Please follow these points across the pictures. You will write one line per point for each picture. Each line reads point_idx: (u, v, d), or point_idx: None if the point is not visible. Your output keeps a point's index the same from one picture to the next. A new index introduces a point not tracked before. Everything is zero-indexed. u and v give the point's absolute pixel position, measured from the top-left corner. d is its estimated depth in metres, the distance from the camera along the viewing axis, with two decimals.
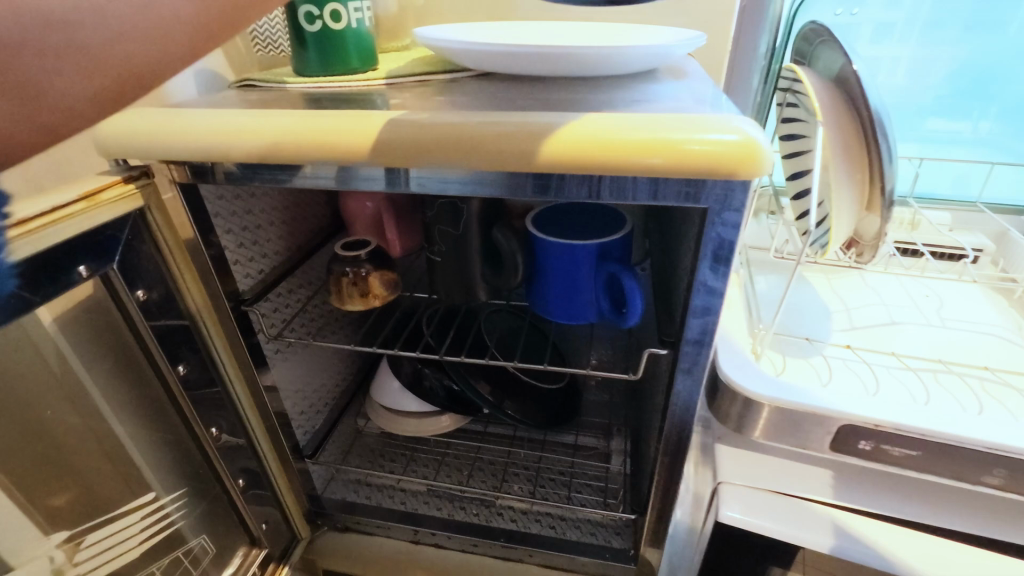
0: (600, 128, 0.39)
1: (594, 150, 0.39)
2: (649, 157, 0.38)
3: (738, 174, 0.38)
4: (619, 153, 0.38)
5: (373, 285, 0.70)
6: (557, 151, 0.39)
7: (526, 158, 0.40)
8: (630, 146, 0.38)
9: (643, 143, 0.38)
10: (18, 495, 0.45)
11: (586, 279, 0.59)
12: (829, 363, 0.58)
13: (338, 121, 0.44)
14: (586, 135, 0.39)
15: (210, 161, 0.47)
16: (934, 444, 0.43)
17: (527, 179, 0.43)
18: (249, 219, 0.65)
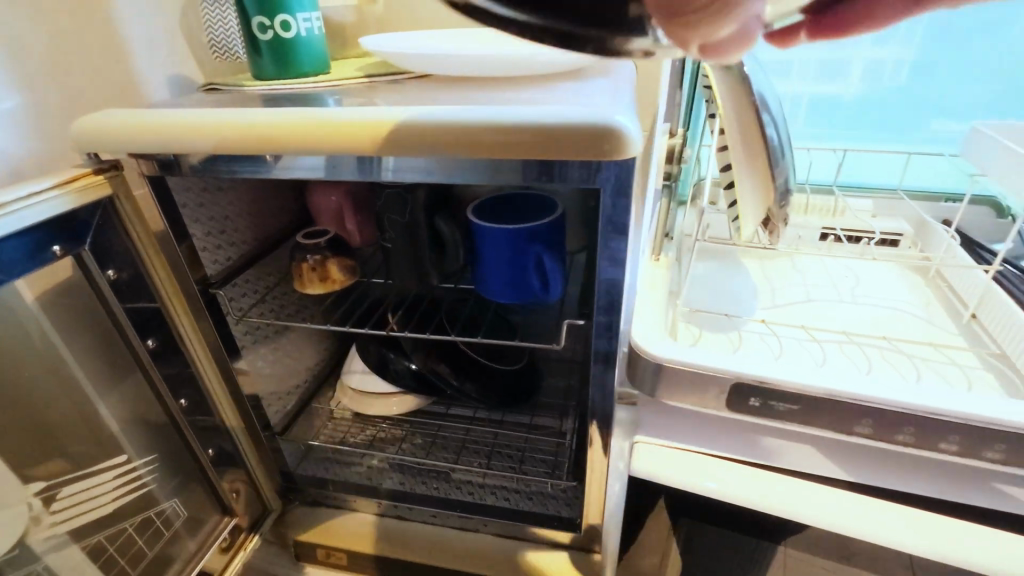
0: (493, 119, 0.45)
1: (502, 142, 0.45)
2: (546, 147, 0.44)
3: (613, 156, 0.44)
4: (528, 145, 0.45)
5: (332, 271, 0.74)
6: (475, 144, 0.46)
7: (453, 152, 0.46)
8: (541, 139, 0.44)
9: (542, 135, 0.44)
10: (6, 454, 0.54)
11: (529, 266, 0.65)
12: (744, 335, 0.65)
13: (287, 119, 0.51)
14: (495, 126, 0.45)
15: (170, 152, 0.54)
16: (810, 398, 0.50)
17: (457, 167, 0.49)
18: (215, 210, 0.70)
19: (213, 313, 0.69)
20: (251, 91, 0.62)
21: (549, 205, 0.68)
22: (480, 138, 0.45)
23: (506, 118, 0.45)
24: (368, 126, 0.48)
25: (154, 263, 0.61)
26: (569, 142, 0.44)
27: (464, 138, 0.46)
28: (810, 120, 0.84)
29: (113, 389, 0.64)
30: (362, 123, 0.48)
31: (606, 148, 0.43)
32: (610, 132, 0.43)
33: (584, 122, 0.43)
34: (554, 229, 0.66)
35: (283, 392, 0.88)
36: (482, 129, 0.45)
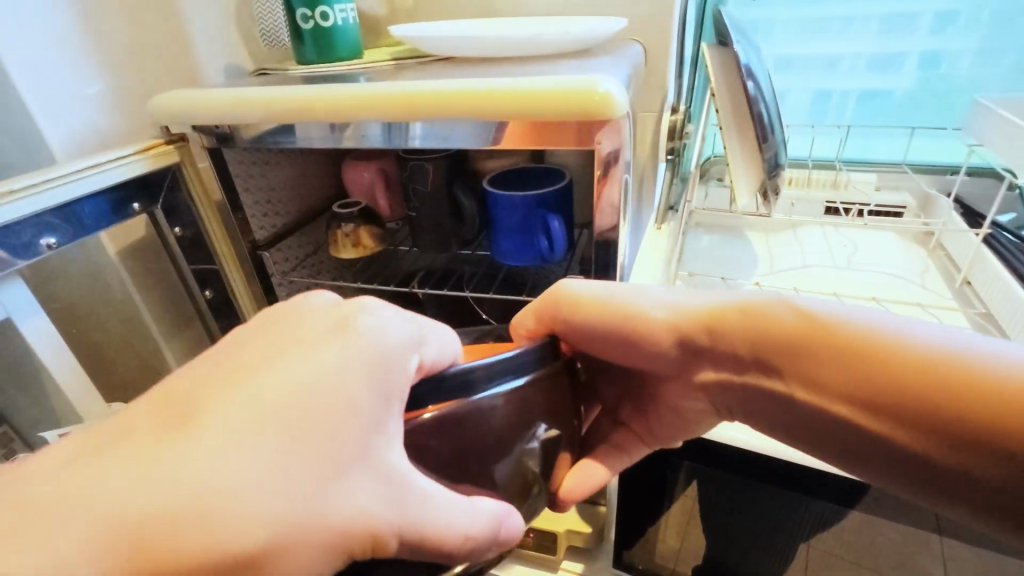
0: (498, 90, 0.52)
1: (507, 108, 0.52)
2: (543, 111, 0.51)
3: (598, 118, 0.50)
4: (528, 109, 0.51)
5: (362, 237, 0.83)
6: (485, 110, 0.53)
7: (461, 116, 0.54)
8: (537, 104, 0.51)
9: (540, 101, 0.51)
10: (93, 372, 0.68)
11: (538, 229, 0.72)
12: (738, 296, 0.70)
13: (324, 94, 0.59)
14: (503, 99, 0.52)
15: (226, 124, 0.63)
16: None
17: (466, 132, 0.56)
18: (265, 184, 0.80)
19: (262, 273, 0.77)
20: (295, 73, 0.72)
21: (559, 178, 0.75)
22: (487, 105, 0.52)
23: (509, 89, 0.52)
24: (397, 99, 0.56)
25: (214, 229, 0.71)
26: (563, 107, 0.50)
27: (473, 107, 0.53)
28: (802, 115, 0.86)
29: (177, 337, 0.78)
30: (390, 96, 0.56)
31: (595, 111, 0.49)
32: (597, 97, 0.49)
33: (577, 90, 0.49)
34: (561, 197, 0.72)
35: None
36: (488, 95, 0.52)
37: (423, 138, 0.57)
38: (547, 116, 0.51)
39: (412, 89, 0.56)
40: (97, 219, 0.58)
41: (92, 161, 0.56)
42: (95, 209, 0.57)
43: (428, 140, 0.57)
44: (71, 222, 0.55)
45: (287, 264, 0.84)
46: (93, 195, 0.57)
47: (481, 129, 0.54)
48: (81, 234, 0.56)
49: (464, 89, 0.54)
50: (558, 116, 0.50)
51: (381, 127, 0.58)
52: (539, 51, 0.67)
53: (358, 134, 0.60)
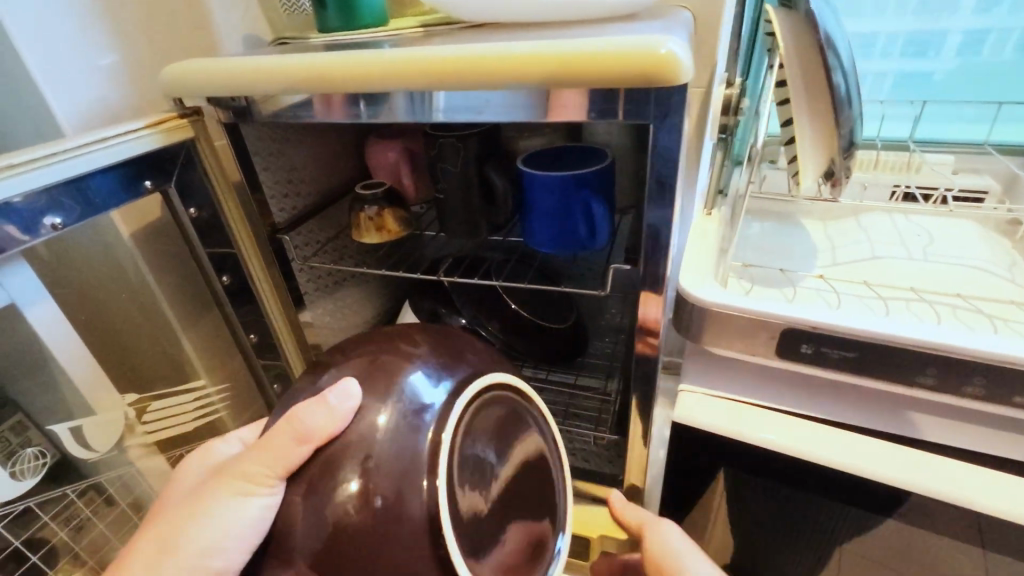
0: (543, 51, 0.45)
1: (549, 72, 0.45)
2: (591, 75, 0.44)
3: (657, 83, 0.43)
4: (575, 71, 0.44)
5: (387, 221, 0.78)
6: (528, 74, 0.46)
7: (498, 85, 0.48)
8: (586, 66, 0.44)
9: (586, 62, 0.44)
10: (108, 360, 0.65)
11: (577, 212, 0.66)
12: (801, 289, 0.63)
13: (344, 60, 0.54)
14: (546, 63, 0.45)
15: (242, 96, 0.59)
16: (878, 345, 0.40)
17: (498, 102, 0.49)
18: (285, 162, 0.75)
19: (280, 256, 0.73)
20: (316, 42, 0.67)
21: (601, 156, 0.68)
22: (528, 67, 0.46)
23: (554, 52, 0.45)
24: (426, 65, 0.50)
25: (229, 207, 0.67)
26: (616, 69, 0.43)
27: (513, 74, 0.46)
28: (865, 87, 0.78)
29: (194, 323, 0.74)
30: (420, 61, 0.50)
31: (652, 74, 0.42)
32: (656, 57, 0.42)
33: (634, 50, 0.43)
34: (603, 178, 0.66)
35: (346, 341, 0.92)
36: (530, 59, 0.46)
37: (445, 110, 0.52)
38: (598, 81, 0.44)
39: (442, 53, 0.50)
40: (108, 195, 0.54)
41: (101, 133, 0.52)
42: (105, 185, 0.53)
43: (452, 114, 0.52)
44: (81, 201, 0.51)
45: (308, 248, 0.79)
46: (103, 170, 0.53)
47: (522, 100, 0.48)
48: (92, 214, 0.53)
49: (505, 51, 0.47)
50: (609, 79, 0.44)
51: (410, 98, 0.53)
52: (583, 14, 0.60)
53: (391, 110, 0.55)
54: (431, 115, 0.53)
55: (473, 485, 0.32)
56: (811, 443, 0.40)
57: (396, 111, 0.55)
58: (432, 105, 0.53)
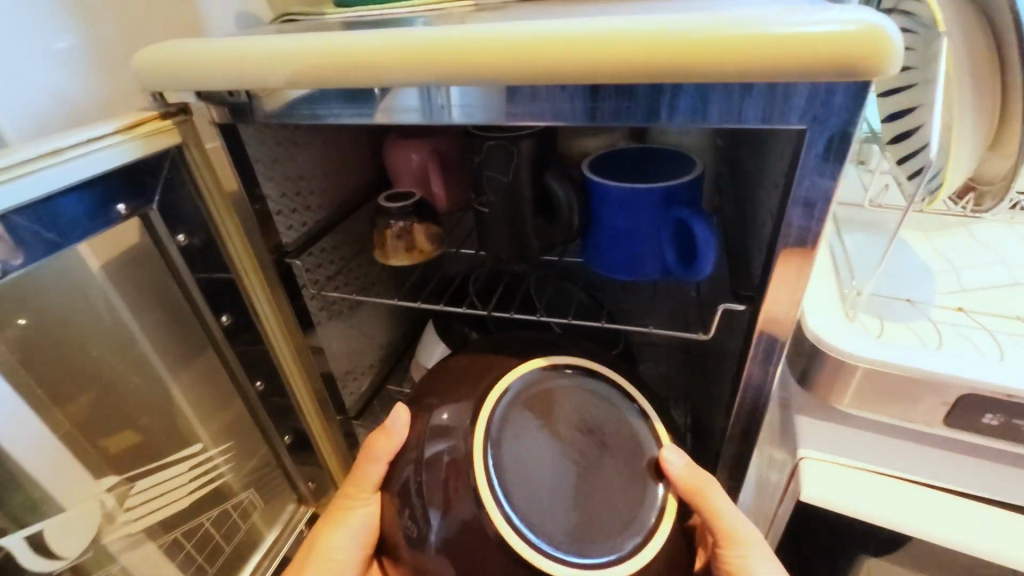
0: (659, 33, 0.35)
1: (651, 62, 0.35)
2: (754, 64, 0.34)
3: (856, 69, 0.32)
4: (735, 62, 0.34)
5: (418, 239, 0.65)
6: (615, 66, 0.36)
7: (598, 77, 0.37)
8: (716, 50, 0.34)
9: (760, 49, 0.33)
10: (81, 425, 0.52)
11: (664, 232, 0.53)
12: (941, 326, 0.52)
13: (385, 44, 0.41)
14: (646, 47, 0.35)
15: (241, 90, 0.47)
16: None
17: (606, 95, 0.40)
18: (291, 169, 0.61)
19: (288, 284, 0.61)
20: (333, 19, 0.53)
21: (688, 162, 0.55)
22: (624, 58, 0.36)
23: (631, 30, 0.36)
24: (483, 48, 0.38)
25: (226, 231, 0.53)
26: (810, 58, 0.33)
27: (593, 64, 0.36)
28: None
29: (184, 368, 0.60)
30: (482, 41, 0.38)
31: (855, 65, 0.32)
32: (869, 42, 0.32)
33: (832, 30, 0.32)
34: (696, 189, 0.53)
35: (362, 372, 0.79)
36: (552, 42, 0.37)
37: (459, 107, 0.43)
38: (750, 72, 0.34)
39: (488, 32, 0.39)
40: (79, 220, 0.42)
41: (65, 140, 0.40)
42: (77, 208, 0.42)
43: (470, 112, 0.43)
44: (45, 226, 0.40)
45: (321, 272, 0.66)
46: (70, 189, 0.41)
47: (570, 95, 0.40)
48: (57, 243, 0.41)
49: (597, 32, 0.36)
50: (776, 73, 0.34)
51: (418, 93, 0.44)
52: None
53: (392, 105, 0.45)
54: (442, 114, 0.44)
55: (544, 481, 0.43)
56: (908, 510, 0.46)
57: (395, 108, 0.45)
58: (446, 101, 0.43)
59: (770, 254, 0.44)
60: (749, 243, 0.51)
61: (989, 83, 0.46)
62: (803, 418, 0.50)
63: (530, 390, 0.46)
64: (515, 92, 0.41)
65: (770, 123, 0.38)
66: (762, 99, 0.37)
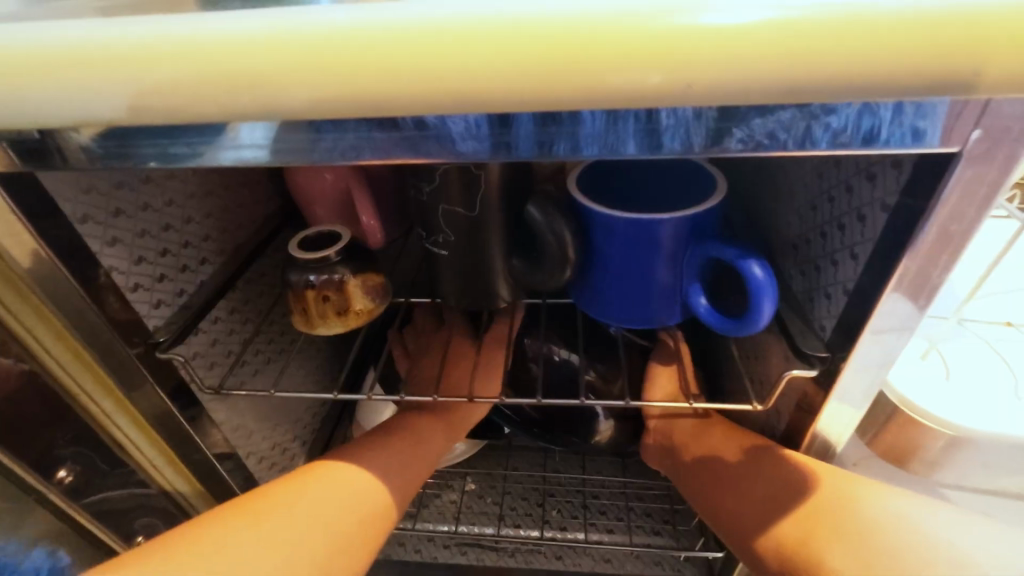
0: (705, 22, 0.22)
1: (672, 69, 0.23)
2: (897, 70, 0.22)
3: None
4: (852, 66, 0.22)
5: (352, 297, 0.47)
6: (588, 81, 0.23)
7: (624, 94, 0.23)
8: (771, 52, 0.22)
9: (927, 48, 0.22)
10: None
11: (689, 271, 0.41)
12: (1007, 354, 0.42)
13: (267, 42, 0.24)
14: (659, 48, 0.23)
15: (30, 127, 0.28)
16: None
17: (608, 116, 0.26)
18: (148, 220, 0.41)
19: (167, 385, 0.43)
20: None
21: (707, 176, 0.42)
22: (625, 65, 0.23)
23: (653, 16, 0.23)
24: (432, 49, 0.24)
25: (43, 343, 0.38)
26: (1011, 60, 0.22)
27: (605, 74, 0.23)
28: None
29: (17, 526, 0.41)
30: (425, 39, 0.24)
31: None
32: None
33: None
34: (722, 213, 0.41)
35: (289, 454, 0.62)
36: (460, 39, 0.23)
37: (383, 140, 0.28)
38: (865, 79, 0.23)
39: (408, 22, 0.24)
40: None
41: None
42: None
43: (381, 148, 0.29)
44: None
45: (215, 354, 0.48)
46: None
47: (466, 121, 0.27)
48: None
49: (608, 19, 0.23)
50: (862, 82, 0.23)
51: (280, 127, 0.28)
52: None
53: (238, 140, 0.29)
54: (362, 150, 0.29)
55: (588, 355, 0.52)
56: None
57: (242, 143, 0.29)
58: (374, 128, 0.28)
59: (850, 307, 0.34)
60: (800, 277, 0.40)
61: None
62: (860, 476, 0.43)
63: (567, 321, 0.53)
64: (443, 121, 0.27)
65: (879, 147, 0.26)
66: (835, 117, 0.26)
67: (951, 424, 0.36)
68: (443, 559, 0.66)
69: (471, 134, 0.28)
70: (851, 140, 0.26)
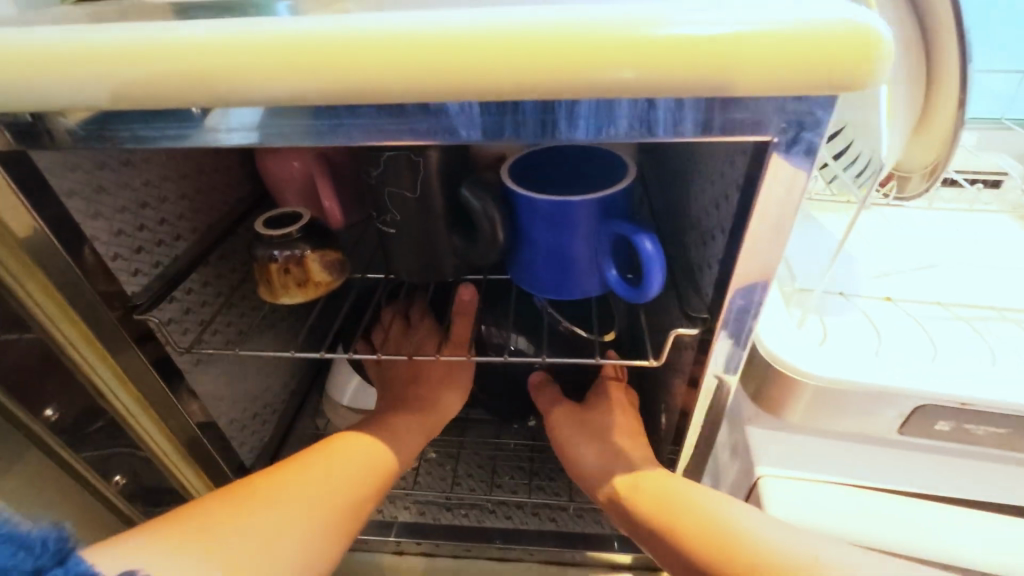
0: (564, 35, 0.29)
1: (542, 72, 0.29)
2: (715, 75, 0.28)
3: (832, 74, 0.28)
4: (681, 71, 0.28)
5: (312, 270, 0.53)
6: (546, 79, 0.29)
7: (506, 91, 0.30)
8: (672, 66, 0.28)
9: (747, 59, 0.28)
10: None
11: (600, 247, 0.47)
12: (876, 322, 0.49)
13: (221, 46, 0.30)
14: (544, 50, 0.29)
15: (22, 110, 0.33)
16: (1001, 416, 0.40)
17: (503, 111, 0.32)
18: (128, 197, 0.47)
19: (146, 346, 0.48)
20: (157, 3, 0.41)
21: (619, 166, 0.49)
22: (514, 68, 0.29)
23: (537, 30, 0.29)
24: (357, 52, 0.30)
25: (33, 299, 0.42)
26: (798, 67, 0.28)
27: (491, 74, 0.29)
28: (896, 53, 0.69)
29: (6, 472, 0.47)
30: (359, 45, 0.30)
31: (842, 75, 0.28)
32: (861, 40, 0.27)
33: (811, 31, 0.28)
34: (630, 197, 0.47)
35: (259, 420, 0.68)
36: (389, 45, 0.30)
37: (338, 126, 0.34)
38: (693, 80, 0.29)
39: (334, 30, 0.30)
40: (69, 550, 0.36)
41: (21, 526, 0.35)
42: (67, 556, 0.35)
43: (355, 130, 0.34)
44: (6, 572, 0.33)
45: (186, 320, 0.53)
46: (61, 535, 0.36)
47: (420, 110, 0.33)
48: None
49: (497, 31, 0.29)
50: (693, 84, 0.29)
51: (262, 112, 0.33)
52: None
53: (219, 125, 0.34)
54: (319, 133, 0.35)
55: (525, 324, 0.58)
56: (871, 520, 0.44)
57: (220, 127, 0.35)
58: (318, 118, 0.34)
59: (722, 273, 0.40)
60: (695, 252, 0.46)
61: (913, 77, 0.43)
62: (754, 430, 0.48)
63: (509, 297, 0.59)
64: (390, 108, 0.33)
65: (722, 136, 0.32)
66: (683, 111, 0.32)
67: (814, 377, 0.42)
68: (402, 519, 0.72)
69: (408, 121, 0.33)
70: (694, 129, 0.32)
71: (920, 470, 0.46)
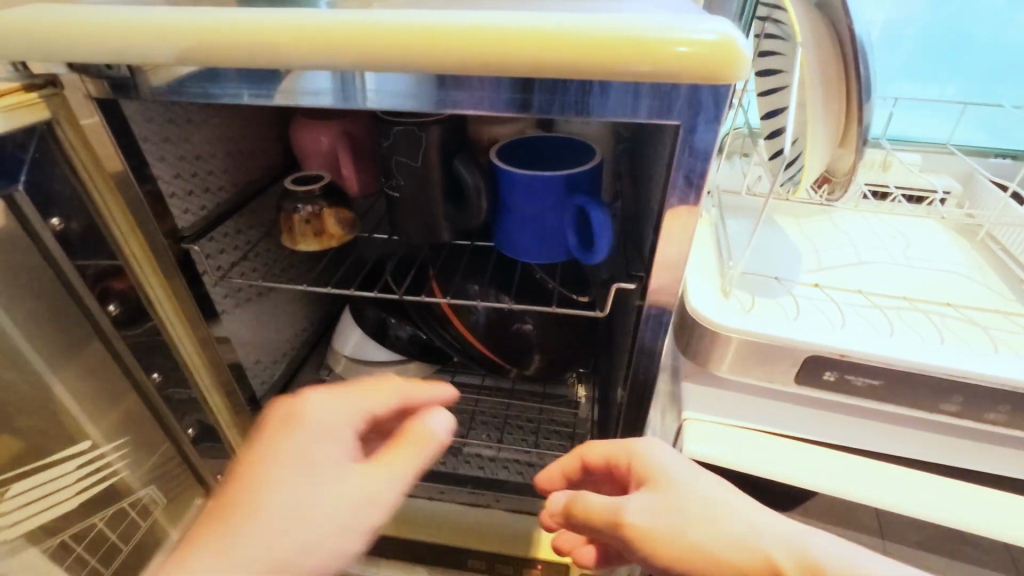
0: (527, 31, 0.39)
1: (508, 58, 0.39)
2: (633, 67, 0.38)
3: (712, 75, 0.38)
4: (609, 63, 0.38)
5: (328, 224, 0.64)
6: (512, 63, 0.39)
7: (482, 71, 0.40)
8: (602, 59, 0.38)
9: (656, 57, 0.38)
10: None
11: (565, 217, 0.57)
12: (797, 299, 0.58)
13: (275, 27, 0.41)
14: (509, 42, 0.39)
15: (122, 64, 0.44)
16: (884, 371, 0.48)
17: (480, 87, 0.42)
18: (185, 148, 0.58)
19: (188, 275, 0.59)
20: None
21: (587, 153, 0.59)
22: (488, 53, 0.39)
23: (506, 29, 0.39)
24: (374, 37, 0.40)
25: (109, 211, 0.51)
26: (694, 65, 0.38)
27: (470, 55, 0.39)
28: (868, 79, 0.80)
29: (69, 362, 0.57)
30: (374, 32, 0.40)
31: (721, 73, 0.38)
32: (734, 50, 0.37)
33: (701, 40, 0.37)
34: (593, 178, 0.57)
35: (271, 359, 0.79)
36: (399, 33, 0.40)
37: (358, 91, 0.44)
38: (618, 70, 0.38)
39: (358, 20, 0.41)
40: None
41: None
42: None
43: (368, 97, 0.44)
44: None
45: (222, 257, 0.64)
46: None
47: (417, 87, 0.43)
48: None
49: (476, 26, 0.39)
50: (619, 73, 0.38)
51: (316, 77, 0.43)
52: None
53: (299, 87, 0.45)
54: (340, 99, 0.45)
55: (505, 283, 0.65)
56: (778, 464, 0.52)
57: (267, 90, 0.45)
58: (341, 87, 0.44)
59: (654, 237, 0.49)
60: (642, 225, 0.56)
61: (823, 85, 0.52)
62: (688, 384, 0.57)
63: (492, 262, 0.69)
64: (397, 80, 0.43)
65: (647, 117, 0.42)
66: (619, 96, 0.41)
67: (730, 332, 0.51)
68: None
69: (404, 91, 0.43)
70: (624, 111, 0.41)
71: (820, 423, 0.54)
